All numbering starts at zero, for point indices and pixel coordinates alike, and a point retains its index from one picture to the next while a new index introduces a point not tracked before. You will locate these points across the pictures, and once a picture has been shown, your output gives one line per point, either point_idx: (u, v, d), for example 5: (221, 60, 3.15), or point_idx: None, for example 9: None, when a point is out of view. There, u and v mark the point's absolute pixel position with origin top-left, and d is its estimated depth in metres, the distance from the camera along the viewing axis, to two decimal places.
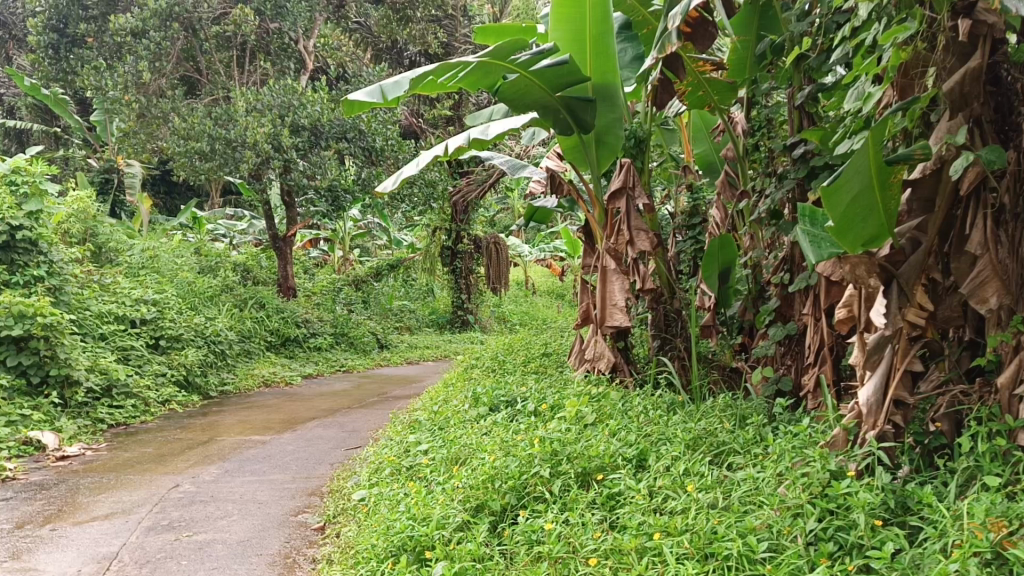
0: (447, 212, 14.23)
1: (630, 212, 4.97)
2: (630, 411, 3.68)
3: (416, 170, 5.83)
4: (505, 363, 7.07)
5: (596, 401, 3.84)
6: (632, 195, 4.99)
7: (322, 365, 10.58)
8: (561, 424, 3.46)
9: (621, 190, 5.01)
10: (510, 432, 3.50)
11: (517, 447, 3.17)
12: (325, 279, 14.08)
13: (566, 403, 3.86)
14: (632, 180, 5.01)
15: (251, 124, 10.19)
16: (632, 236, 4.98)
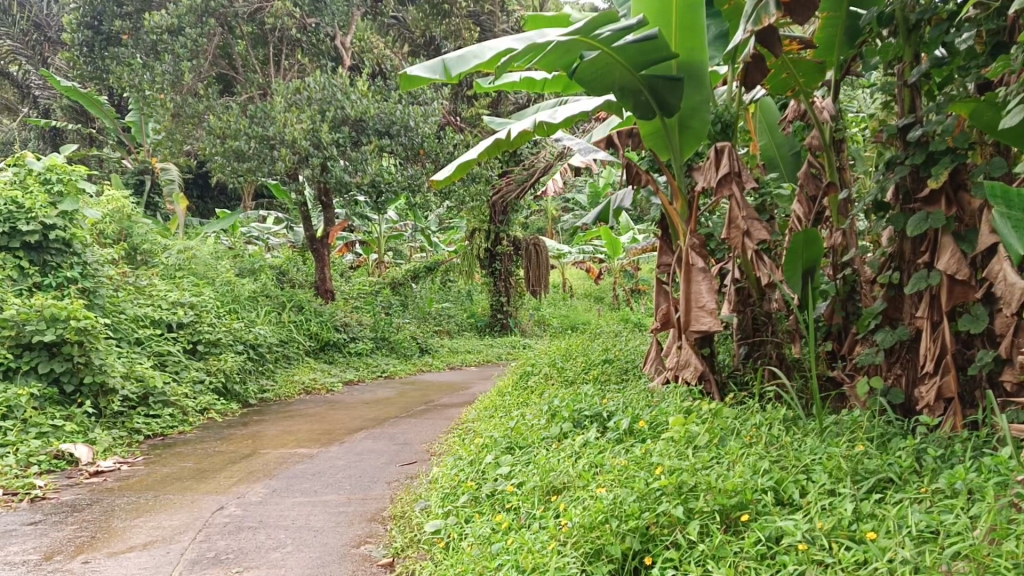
0: (486, 212, 13.83)
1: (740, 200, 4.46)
2: (750, 430, 3.18)
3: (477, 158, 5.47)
4: (567, 372, 6.57)
5: (704, 418, 3.33)
6: (741, 182, 4.48)
7: (362, 371, 10.14)
8: (672, 446, 2.95)
9: (729, 176, 4.49)
10: (613, 456, 2.99)
11: (632, 477, 2.67)
12: (362, 282, 13.67)
13: (671, 421, 3.34)
14: (738, 165, 4.51)
15: (290, 120, 9.79)
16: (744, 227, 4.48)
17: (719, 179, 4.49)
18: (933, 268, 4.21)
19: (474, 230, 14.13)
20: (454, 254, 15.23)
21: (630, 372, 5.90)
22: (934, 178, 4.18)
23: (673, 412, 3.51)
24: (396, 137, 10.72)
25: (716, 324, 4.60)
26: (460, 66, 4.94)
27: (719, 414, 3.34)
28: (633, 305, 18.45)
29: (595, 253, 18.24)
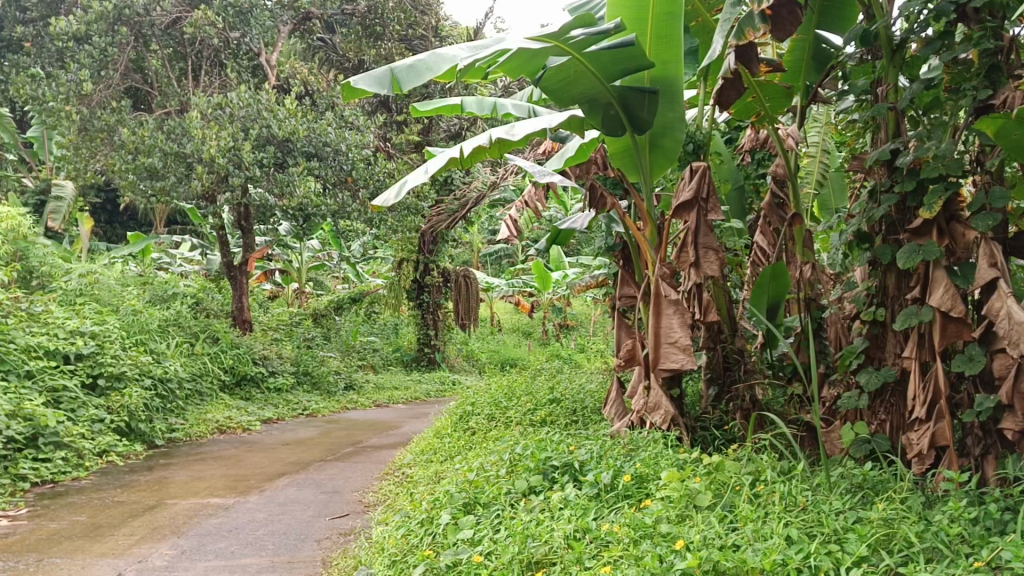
0: (415, 242, 13.31)
1: (697, 229, 3.84)
2: (760, 488, 2.73)
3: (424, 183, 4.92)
4: (512, 415, 6.05)
5: (702, 472, 2.87)
6: (705, 208, 3.85)
7: (282, 408, 9.42)
8: (677, 513, 2.47)
9: (692, 202, 3.87)
10: (608, 525, 2.50)
11: (642, 553, 2.18)
12: (282, 313, 12.89)
13: (661, 476, 2.87)
14: (707, 190, 3.88)
15: (209, 136, 9.08)
16: (696, 259, 3.85)
17: (678, 205, 3.88)
18: (925, 304, 3.90)
19: (401, 260, 13.56)
20: (379, 286, 14.61)
21: (586, 415, 5.43)
22: (927, 208, 3.87)
23: (659, 464, 3.05)
24: (325, 159, 10.14)
25: (688, 362, 4.19)
26: (412, 79, 4.44)
27: (720, 468, 2.88)
28: (561, 341, 18.09)
29: (524, 287, 17.81)
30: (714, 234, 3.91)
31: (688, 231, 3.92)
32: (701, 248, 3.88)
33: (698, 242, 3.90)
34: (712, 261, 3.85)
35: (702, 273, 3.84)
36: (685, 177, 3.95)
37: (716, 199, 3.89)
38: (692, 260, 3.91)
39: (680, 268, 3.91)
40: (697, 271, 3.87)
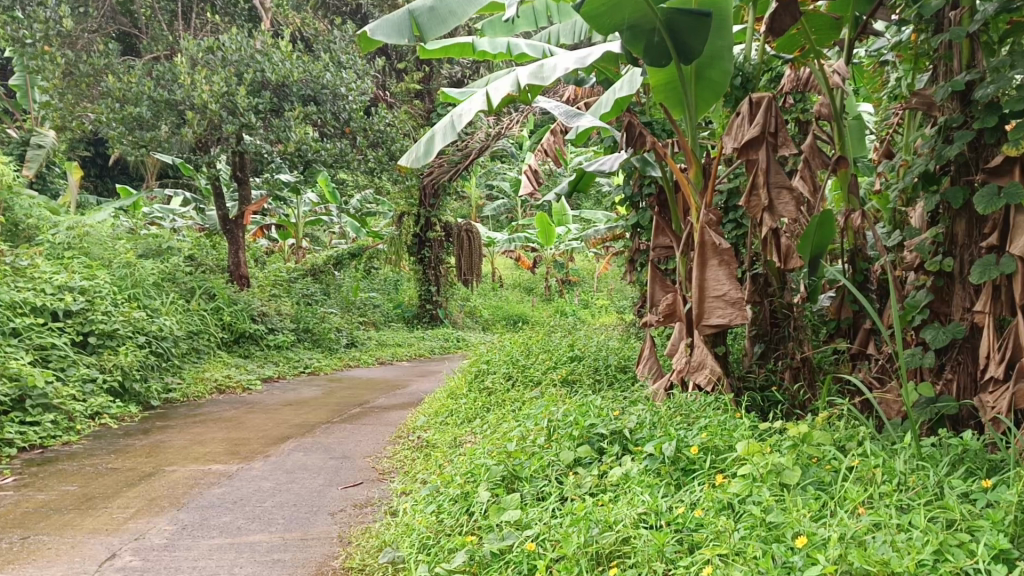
0: (415, 195, 12.83)
1: (769, 169, 3.47)
2: (857, 465, 2.34)
3: (452, 136, 4.49)
4: (532, 375, 5.68)
5: (784, 446, 2.48)
6: (776, 144, 3.48)
7: (283, 366, 9.06)
8: (772, 495, 2.09)
9: (761, 138, 3.49)
10: (689, 509, 2.11)
11: (748, 551, 1.80)
12: (279, 268, 12.45)
13: (734, 452, 2.48)
14: (775, 122, 3.51)
15: (200, 82, 8.53)
16: (770, 201, 3.49)
17: (746, 141, 3.50)
18: (1005, 253, 3.51)
19: (402, 213, 13.09)
20: (379, 240, 14.17)
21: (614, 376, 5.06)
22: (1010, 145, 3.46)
23: (728, 436, 2.66)
24: (323, 106, 9.62)
25: (738, 317, 3.84)
26: (432, 24, 4.73)
27: (807, 441, 2.49)
28: (564, 297, 17.74)
29: (526, 242, 17.37)
30: (783, 172, 3.55)
31: (755, 170, 3.55)
32: (771, 188, 3.52)
33: (766, 182, 3.54)
34: (786, 203, 3.49)
35: (778, 216, 3.48)
36: (745, 110, 3.57)
37: (784, 134, 3.53)
38: (763, 203, 3.54)
39: (752, 212, 3.55)
40: (770, 213, 3.51)
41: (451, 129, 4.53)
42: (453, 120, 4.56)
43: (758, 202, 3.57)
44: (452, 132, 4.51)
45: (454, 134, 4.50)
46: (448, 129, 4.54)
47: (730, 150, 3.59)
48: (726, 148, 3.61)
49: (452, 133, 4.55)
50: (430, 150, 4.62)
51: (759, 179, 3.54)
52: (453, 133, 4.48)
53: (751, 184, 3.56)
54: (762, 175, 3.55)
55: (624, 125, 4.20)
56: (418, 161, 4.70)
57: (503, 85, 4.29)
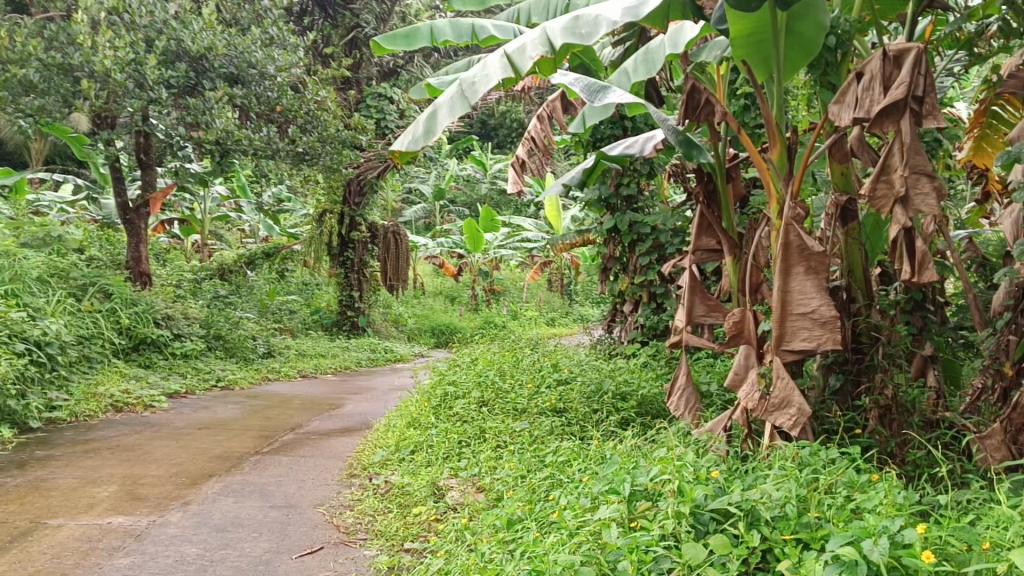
0: (339, 191, 11.61)
1: (910, 150, 2.64)
2: None
3: (464, 111, 3.52)
4: (514, 403, 4.74)
5: None
6: (921, 115, 2.60)
7: (190, 379, 7.79)
8: None
9: (904, 104, 2.58)
10: None
11: None
12: (182, 268, 11.01)
13: (1001, 569, 1.61)
14: (924, 84, 2.59)
15: (99, 44, 7.09)
16: (906, 194, 2.67)
17: (880, 112, 2.60)
18: None
19: (323, 211, 11.81)
20: (297, 240, 12.87)
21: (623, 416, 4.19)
22: None
23: (952, 535, 1.80)
24: (248, 86, 8.30)
25: (828, 341, 2.98)
26: None
27: None
28: (491, 306, 16.70)
29: (451, 247, 16.31)
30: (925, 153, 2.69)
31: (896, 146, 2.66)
32: (909, 174, 2.67)
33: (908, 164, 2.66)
34: (930, 194, 2.63)
35: (914, 212, 2.66)
36: (874, 67, 2.65)
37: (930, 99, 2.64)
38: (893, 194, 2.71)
39: (878, 207, 2.73)
40: (901, 207, 2.69)
41: (461, 101, 3.56)
42: (463, 88, 3.59)
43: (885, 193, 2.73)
44: (463, 104, 3.55)
45: (467, 107, 3.54)
46: (458, 99, 3.56)
47: (848, 121, 2.68)
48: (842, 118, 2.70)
49: (462, 105, 3.56)
50: (433, 126, 3.61)
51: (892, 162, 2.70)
52: (467, 108, 3.53)
53: (880, 169, 2.73)
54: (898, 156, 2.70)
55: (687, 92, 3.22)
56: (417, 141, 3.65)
57: (535, 47, 3.40)
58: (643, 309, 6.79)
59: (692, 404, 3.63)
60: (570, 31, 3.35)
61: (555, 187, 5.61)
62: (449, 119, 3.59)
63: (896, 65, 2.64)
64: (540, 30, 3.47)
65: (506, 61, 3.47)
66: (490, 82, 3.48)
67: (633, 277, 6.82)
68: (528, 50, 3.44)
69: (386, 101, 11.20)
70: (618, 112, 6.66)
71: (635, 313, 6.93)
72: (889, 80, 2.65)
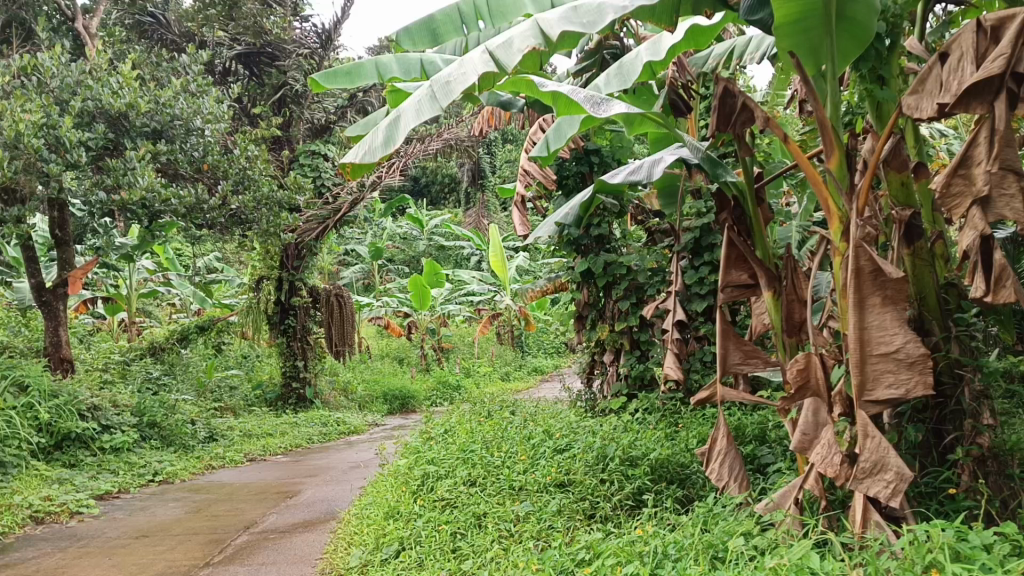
0: (276, 256, 10.78)
1: (999, 143, 2.38)
2: None
3: (434, 114, 2.94)
4: (510, 480, 4.11)
5: None
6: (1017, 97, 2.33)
7: (123, 475, 6.89)
8: None
9: (996, 80, 2.33)
10: None
11: None
12: (108, 351, 10.04)
13: None
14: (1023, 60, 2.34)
15: (9, 109, 6.33)
16: (986, 194, 2.43)
17: (964, 93, 2.38)
18: None
19: (261, 278, 10.95)
20: (232, 311, 11.96)
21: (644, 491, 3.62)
22: None
23: None
24: (176, 146, 7.58)
25: (917, 387, 2.41)
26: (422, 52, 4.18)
27: None
28: (444, 366, 15.50)
29: (398, 307, 15.54)
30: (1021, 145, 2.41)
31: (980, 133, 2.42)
32: (995, 171, 2.41)
33: (997, 155, 2.40)
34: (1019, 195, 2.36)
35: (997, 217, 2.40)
36: (964, 44, 2.45)
37: None
38: (975, 193, 2.45)
39: (952, 206, 2.50)
40: (982, 209, 2.43)
41: (431, 103, 2.97)
42: (435, 90, 3.02)
43: (961, 191, 2.49)
44: (432, 107, 2.96)
45: (436, 111, 2.95)
46: (428, 101, 2.98)
47: (930, 110, 2.49)
48: (921, 108, 2.52)
49: (432, 109, 2.98)
50: (395, 132, 3.07)
51: (977, 156, 2.45)
52: (439, 111, 2.93)
53: (959, 162, 2.48)
54: (986, 148, 2.44)
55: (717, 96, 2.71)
56: (375, 153, 3.10)
57: (526, 38, 2.86)
58: (626, 358, 6.25)
59: (737, 470, 3.03)
60: (571, 17, 2.86)
61: (547, 227, 5.08)
62: (414, 125, 3.01)
63: (992, 39, 2.42)
64: (531, 24, 2.95)
65: (490, 57, 2.94)
66: (469, 81, 2.91)
67: (613, 323, 6.29)
68: (517, 43, 2.92)
69: (321, 159, 10.51)
70: (583, 147, 6.18)
71: (617, 364, 6.36)
72: (982, 55, 2.42)
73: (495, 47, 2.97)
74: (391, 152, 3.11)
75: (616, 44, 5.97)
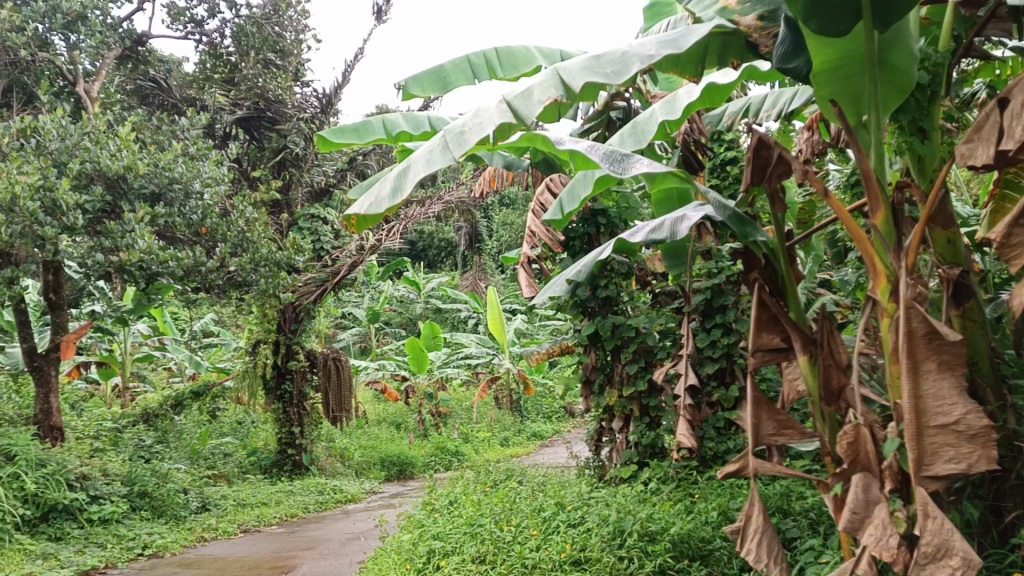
0: (273, 319, 10.58)
1: None
2: None
3: (447, 163, 2.82)
4: (521, 558, 3.87)
5: None
6: None
7: (110, 549, 6.58)
8: None
9: None
10: None
11: None
12: (99, 417, 9.76)
13: None
14: None
15: (5, 171, 6.21)
16: None
17: None
18: None
19: (257, 341, 10.72)
20: (226, 376, 11.70)
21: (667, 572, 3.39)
22: None
23: None
24: (174, 208, 7.45)
25: (980, 461, 2.24)
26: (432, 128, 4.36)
27: None
28: (442, 431, 15.19)
29: (396, 370, 15.29)
30: None
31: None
32: None
33: None
34: None
35: None
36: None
37: None
38: None
39: (1012, 255, 2.50)
40: None
41: (443, 153, 2.86)
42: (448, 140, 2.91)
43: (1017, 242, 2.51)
44: (444, 157, 2.85)
45: (449, 161, 2.83)
46: (440, 151, 2.87)
47: (986, 157, 2.44)
48: (975, 156, 2.47)
49: (444, 160, 2.87)
50: (403, 183, 2.95)
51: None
52: (451, 158, 2.82)
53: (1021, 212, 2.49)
54: None
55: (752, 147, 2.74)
56: (381, 204, 2.97)
57: (546, 87, 2.80)
58: (636, 424, 6.04)
59: (776, 549, 2.83)
60: (594, 68, 2.83)
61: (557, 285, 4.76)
62: (425, 176, 2.90)
63: None
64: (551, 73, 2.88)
65: (508, 108, 2.84)
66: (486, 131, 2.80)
67: (620, 389, 6.04)
68: (537, 93, 2.82)
69: (320, 222, 10.39)
70: (590, 208, 6.09)
71: (626, 431, 6.12)
72: None
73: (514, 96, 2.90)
74: (399, 204, 2.98)
75: (622, 105, 5.90)
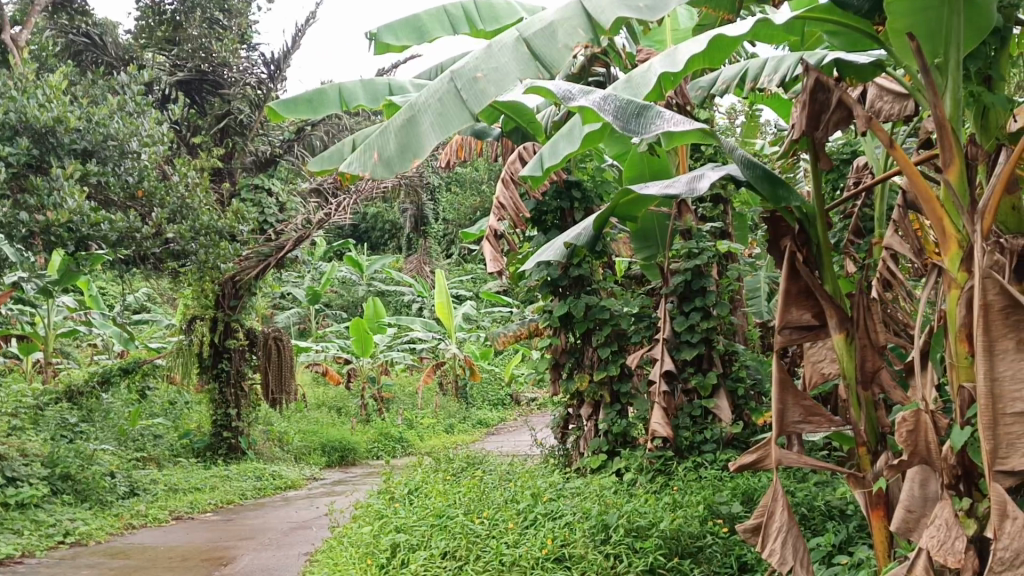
0: (211, 294, 9.94)
1: None
2: None
3: (467, 121, 2.75)
4: (497, 556, 3.50)
5: None
6: None
7: (27, 536, 6.00)
8: None
9: None
10: None
11: None
12: (19, 393, 9.07)
13: None
14: None
15: None
16: None
17: None
18: None
19: (193, 317, 10.07)
20: (159, 354, 11.01)
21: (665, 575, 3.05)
22: None
23: None
24: (107, 168, 6.85)
25: None
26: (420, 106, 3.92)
27: None
28: (385, 416, 14.66)
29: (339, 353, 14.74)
30: None
31: None
32: None
33: None
34: None
35: None
36: None
37: None
38: None
39: None
40: None
41: (460, 108, 2.78)
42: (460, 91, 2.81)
43: None
44: (463, 114, 2.77)
45: (468, 117, 2.76)
46: (456, 105, 2.78)
47: None
48: None
49: (460, 114, 2.78)
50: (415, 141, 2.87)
51: None
52: (471, 118, 2.76)
53: None
54: None
55: (810, 90, 2.89)
56: (393, 163, 2.91)
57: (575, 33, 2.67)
58: (605, 411, 5.71)
59: (801, 551, 2.55)
60: (625, 1, 2.64)
61: (555, 248, 4.65)
62: (440, 134, 2.82)
63: None
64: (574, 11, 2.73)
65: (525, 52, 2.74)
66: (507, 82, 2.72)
67: (591, 373, 5.72)
68: (560, 35, 2.71)
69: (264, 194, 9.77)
70: (564, 181, 5.73)
71: (595, 418, 5.79)
72: None
73: (531, 34, 2.76)
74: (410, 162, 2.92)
75: (602, 71, 5.58)
